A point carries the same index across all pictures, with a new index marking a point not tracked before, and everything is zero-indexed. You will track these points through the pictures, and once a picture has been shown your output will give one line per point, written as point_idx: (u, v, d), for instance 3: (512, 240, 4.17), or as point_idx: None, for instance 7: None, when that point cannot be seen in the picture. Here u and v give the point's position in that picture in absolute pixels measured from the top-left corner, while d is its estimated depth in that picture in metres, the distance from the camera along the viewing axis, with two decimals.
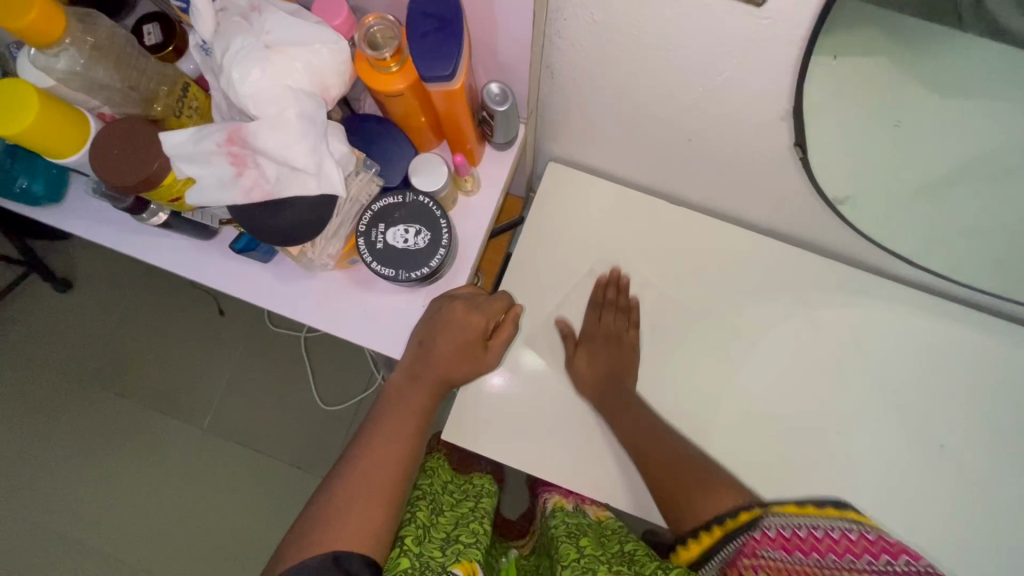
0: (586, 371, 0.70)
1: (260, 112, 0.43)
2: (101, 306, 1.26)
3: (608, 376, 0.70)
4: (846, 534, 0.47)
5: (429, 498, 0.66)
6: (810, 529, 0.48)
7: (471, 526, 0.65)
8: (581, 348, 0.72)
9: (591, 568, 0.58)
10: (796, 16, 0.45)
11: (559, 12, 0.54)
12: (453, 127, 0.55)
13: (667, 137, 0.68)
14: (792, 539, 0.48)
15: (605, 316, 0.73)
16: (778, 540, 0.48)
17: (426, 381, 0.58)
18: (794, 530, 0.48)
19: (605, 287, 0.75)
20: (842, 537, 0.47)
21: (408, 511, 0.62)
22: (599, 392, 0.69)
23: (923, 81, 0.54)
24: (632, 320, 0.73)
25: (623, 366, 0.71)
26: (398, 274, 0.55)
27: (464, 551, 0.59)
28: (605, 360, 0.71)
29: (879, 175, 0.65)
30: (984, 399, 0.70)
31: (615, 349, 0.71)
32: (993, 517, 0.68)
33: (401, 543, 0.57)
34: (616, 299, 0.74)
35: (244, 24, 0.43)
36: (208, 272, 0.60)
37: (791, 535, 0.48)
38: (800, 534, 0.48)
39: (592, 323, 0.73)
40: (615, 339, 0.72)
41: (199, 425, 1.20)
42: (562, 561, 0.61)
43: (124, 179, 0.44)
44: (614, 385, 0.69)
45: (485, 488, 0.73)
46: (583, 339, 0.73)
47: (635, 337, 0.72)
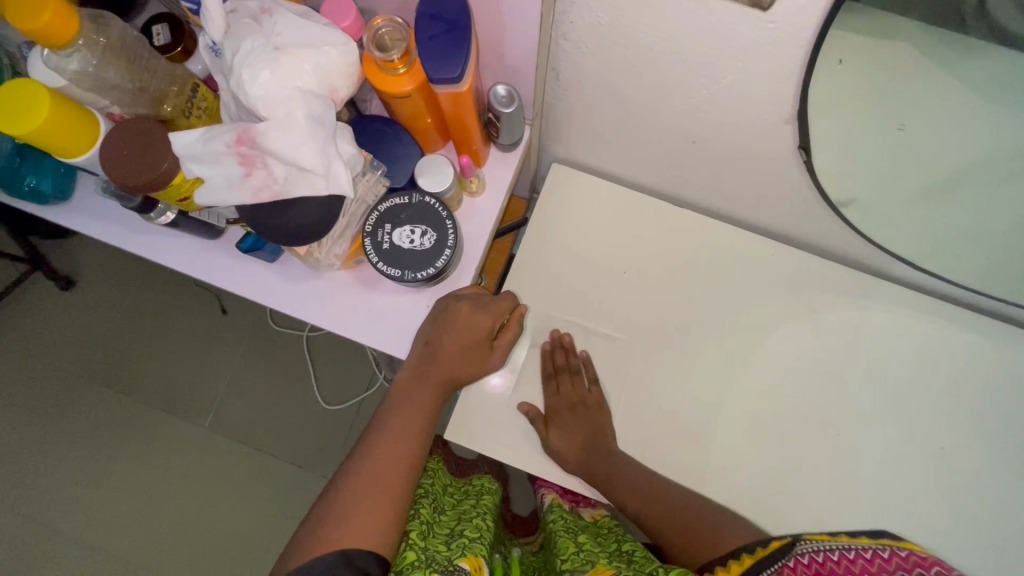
0: (567, 451, 0.68)
1: (269, 113, 0.43)
2: (104, 304, 1.26)
3: (587, 447, 0.68)
4: (880, 553, 0.44)
5: (430, 498, 0.66)
6: (843, 551, 0.45)
7: (474, 521, 0.64)
8: (553, 427, 0.69)
9: (593, 560, 0.58)
10: (801, 19, 0.46)
11: (565, 15, 0.55)
12: (459, 129, 0.56)
13: (671, 139, 0.69)
14: (826, 564, 0.45)
15: (563, 385, 0.71)
16: (812, 567, 0.45)
17: (432, 381, 0.59)
18: (827, 553, 0.45)
19: (552, 354, 0.73)
20: (876, 557, 0.44)
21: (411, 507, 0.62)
22: (585, 464, 0.68)
23: (927, 84, 0.54)
24: (589, 376, 0.72)
25: (598, 429, 0.69)
26: (404, 274, 0.55)
27: (469, 546, 0.58)
28: (578, 428, 0.69)
29: (883, 178, 0.66)
30: (985, 402, 0.71)
31: (584, 413, 0.70)
32: (993, 519, 0.68)
33: (407, 537, 0.57)
34: (567, 363, 0.72)
35: (254, 26, 0.43)
36: (215, 271, 0.61)
37: (825, 560, 0.45)
38: (833, 558, 0.45)
39: (552, 396, 0.71)
40: (581, 404, 0.70)
41: (201, 424, 1.21)
42: (562, 554, 0.61)
43: (136, 179, 0.45)
44: (597, 452, 0.68)
45: (484, 487, 0.75)
46: (552, 417, 0.70)
47: (598, 393, 0.71)
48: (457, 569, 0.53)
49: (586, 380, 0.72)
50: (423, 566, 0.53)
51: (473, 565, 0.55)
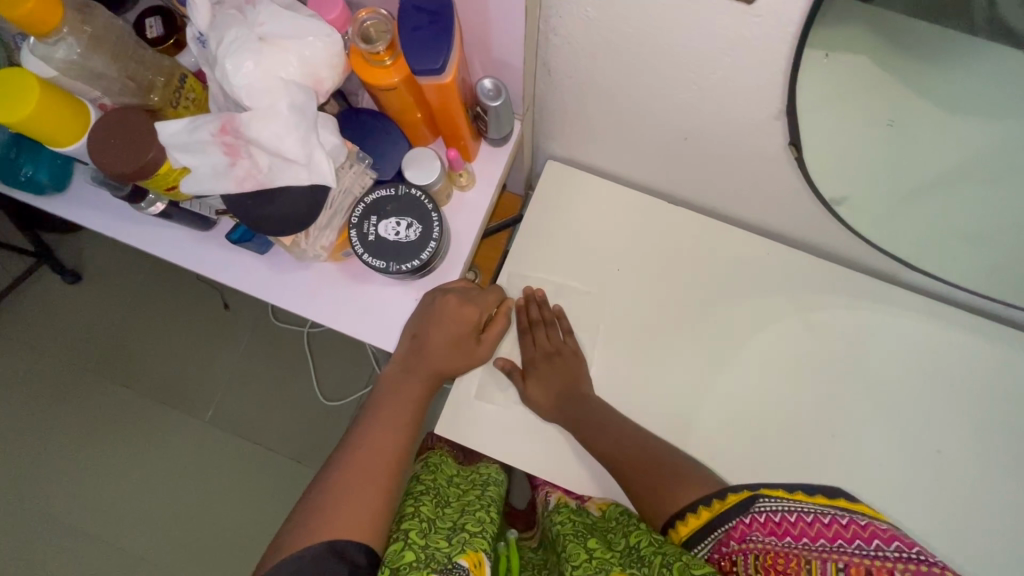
0: (543, 399, 0.69)
1: (253, 103, 0.44)
2: (108, 298, 1.28)
3: (563, 393, 0.69)
4: (836, 519, 0.51)
5: (432, 491, 0.65)
6: (799, 514, 0.53)
7: (477, 514, 0.63)
8: (530, 378, 0.70)
9: (606, 568, 0.55)
10: (785, 14, 0.45)
11: (553, 10, 0.55)
12: (447, 122, 0.56)
13: (664, 136, 0.68)
14: (779, 524, 0.52)
15: (538, 336, 0.72)
16: (766, 525, 0.53)
17: (420, 373, 0.59)
18: (781, 515, 0.53)
19: (526, 308, 0.73)
20: (832, 521, 0.51)
21: (413, 506, 0.60)
22: (562, 410, 0.68)
23: (919, 81, 0.54)
24: (564, 326, 0.73)
25: (573, 377, 0.70)
26: (389, 266, 0.55)
27: (470, 541, 0.56)
28: (554, 377, 0.70)
29: (876, 177, 0.65)
30: (982, 405, 0.70)
31: (559, 362, 0.71)
32: (990, 525, 0.67)
33: (405, 536, 0.55)
34: (541, 315, 0.72)
35: (239, 17, 0.44)
36: (206, 261, 0.61)
37: (779, 520, 0.53)
38: (786, 518, 0.53)
39: (528, 347, 0.72)
40: (556, 353, 0.71)
41: (201, 417, 1.22)
42: (569, 560, 0.58)
43: (120, 167, 0.45)
44: (573, 397, 0.69)
45: (490, 477, 0.74)
46: (528, 367, 0.71)
47: (573, 343, 0.72)
48: (456, 567, 0.51)
49: (562, 331, 0.73)
50: (422, 566, 0.51)
51: (472, 560, 0.53)
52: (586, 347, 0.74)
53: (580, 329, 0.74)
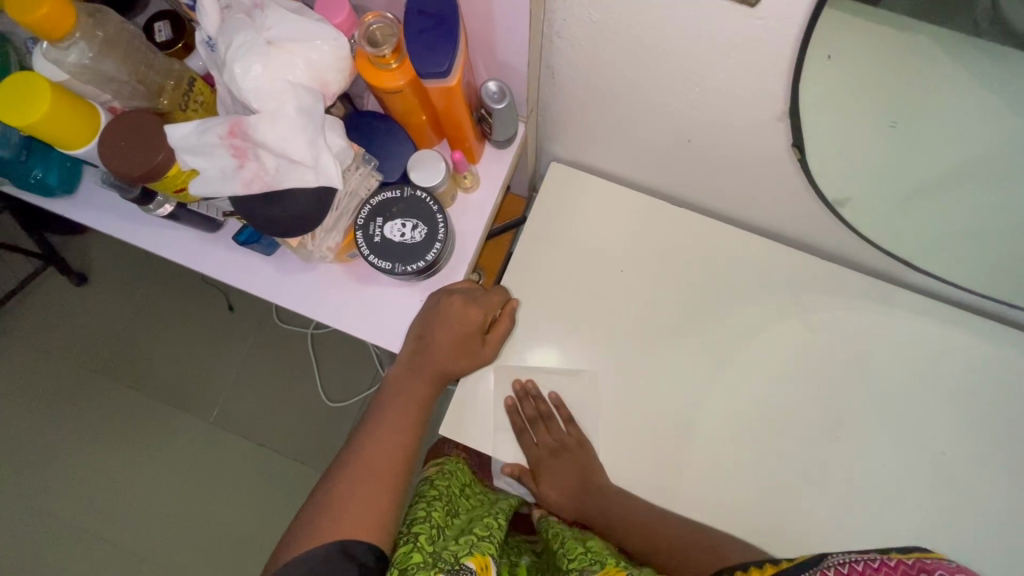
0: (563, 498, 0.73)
1: (260, 106, 0.44)
2: (114, 299, 1.29)
3: (580, 488, 0.72)
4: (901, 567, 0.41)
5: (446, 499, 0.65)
6: (867, 561, 0.42)
7: (486, 520, 0.64)
8: (542, 477, 0.74)
9: (602, 561, 0.59)
10: (789, 16, 0.45)
11: (557, 12, 0.55)
12: (452, 125, 0.56)
13: (667, 138, 0.69)
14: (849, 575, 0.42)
15: (540, 435, 0.72)
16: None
17: (425, 373, 0.59)
18: (853, 564, 0.42)
19: (519, 404, 0.72)
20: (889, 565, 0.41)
21: (424, 509, 0.61)
22: (579, 504, 0.72)
23: (919, 83, 0.54)
24: (563, 417, 0.72)
25: (582, 470, 0.71)
26: (395, 267, 0.56)
27: (478, 544, 0.57)
28: (567, 473, 0.72)
29: (879, 178, 0.65)
30: (986, 406, 0.70)
31: (569, 456, 0.72)
32: (994, 527, 0.66)
33: (414, 540, 0.56)
34: (539, 410, 0.72)
35: (247, 21, 0.44)
36: (213, 263, 0.62)
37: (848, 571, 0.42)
38: (857, 568, 0.42)
39: (533, 450, 0.72)
40: (562, 449, 0.72)
41: (206, 418, 1.23)
42: (567, 555, 0.61)
43: (130, 169, 0.46)
44: (591, 490, 0.71)
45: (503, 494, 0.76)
46: (538, 467, 0.74)
47: (576, 431, 0.72)
48: (462, 568, 0.52)
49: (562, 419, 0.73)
50: (429, 567, 0.52)
51: (480, 563, 0.54)
52: (591, 348, 0.73)
53: (584, 330, 0.74)
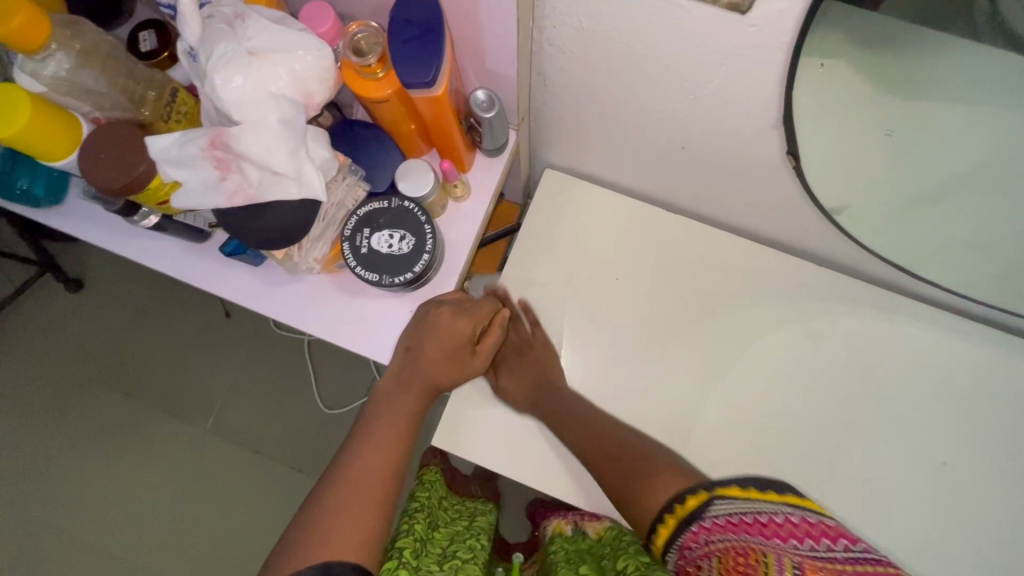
0: (516, 392, 0.71)
1: (243, 117, 0.44)
2: (108, 306, 1.28)
3: (537, 386, 0.70)
4: (789, 518, 0.45)
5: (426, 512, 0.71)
6: (754, 514, 0.47)
7: (468, 542, 0.70)
8: (503, 372, 0.72)
9: None
10: (782, 22, 0.44)
11: (547, 20, 0.54)
12: (440, 134, 0.55)
13: (661, 144, 0.68)
14: (737, 526, 0.47)
15: (506, 333, 0.74)
16: (725, 528, 0.47)
17: (415, 385, 0.58)
18: (739, 516, 0.47)
19: None
20: (785, 521, 0.45)
21: (408, 523, 0.66)
22: (536, 403, 0.70)
23: (915, 88, 0.53)
24: (529, 319, 0.73)
25: (543, 369, 0.71)
26: (382, 279, 0.55)
27: (461, 568, 0.63)
28: (526, 370, 0.71)
29: (876, 184, 0.64)
30: (988, 415, 0.68)
31: (530, 355, 0.72)
32: (996, 539, 0.65)
33: (399, 555, 0.59)
34: (506, 310, 0.74)
35: (228, 30, 0.43)
36: (201, 275, 0.61)
37: (736, 521, 0.47)
38: (745, 519, 0.47)
39: (497, 345, 0.73)
40: (526, 346, 0.72)
41: (202, 425, 1.22)
42: None
43: (111, 182, 0.45)
44: (548, 389, 0.70)
45: (477, 510, 0.82)
46: (501, 365, 0.73)
47: (542, 336, 0.73)
48: None
49: (528, 321, 0.74)
50: None
51: None
52: (585, 357, 0.72)
53: (578, 339, 0.73)
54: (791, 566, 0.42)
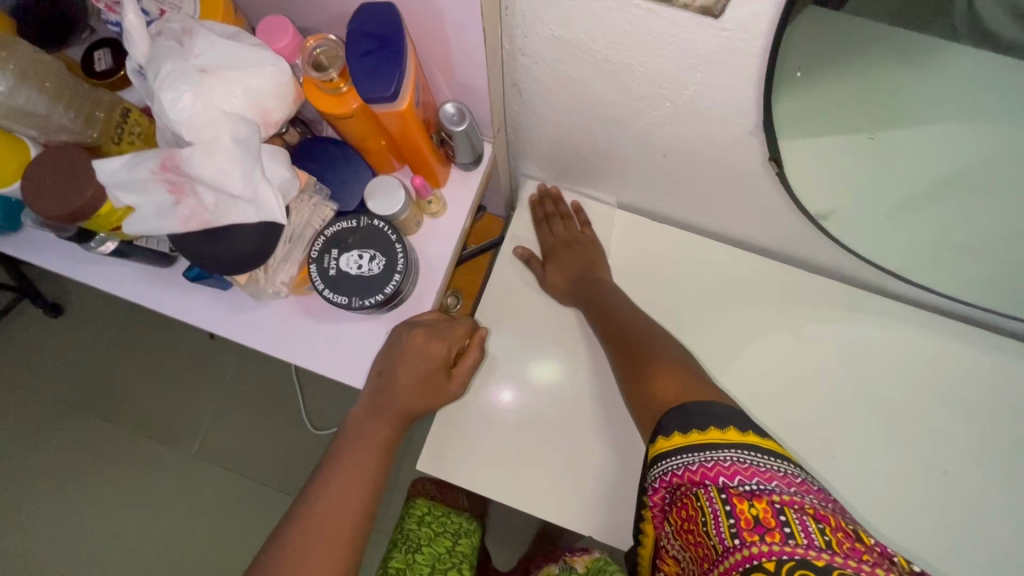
0: (561, 283, 0.72)
1: (194, 138, 0.41)
2: (86, 332, 1.23)
3: (580, 275, 0.72)
4: (688, 466, 0.48)
5: (403, 544, 0.75)
6: (663, 474, 0.50)
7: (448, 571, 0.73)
8: (550, 263, 0.73)
9: None
10: (756, 26, 0.42)
11: (517, 29, 0.52)
12: (409, 149, 0.54)
13: (642, 153, 0.66)
14: (664, 487, 0.50)
15: (555, 228, 0.77)
16: (659, 492, 0.50)
17: (388, 415, 0.56)
18: (658, 480, 0.50)
19: (541, 203, 0.79)
20: (686, 470, 0.48)
21: (385, 562, 0.73)
22: (578, 291, 0.71)
23: (896, 92, 0.51)
24: (581, 219, 0.77)
25: (591, 261, 0.73)
26: (352, 301, 0.53)
27: None
28: (573, 262, 0.73)
29: (862, 189, 0.63)
30: (986, 420, 0.66)
31: (577, 249, 0.74)
32: (1000, 548, 0.63)
33: None
34: (558, 209, 0.78)
35: (177, 47, 0.41)
36: (165, 302, 0.58)
37: (660, 484, 0.50)
38: (664, 480, 0.50)
39: (547, 240, 0.76)
40: (573, 242, 0.75)
41: (187, 451, 1.17)
42: None
43: (59, 209, 0.42)
44: (588, 280, 0.71)
45: (462, 527, 0.81)
46: (549, 255, 0.74)
47: (590, 233, 0.76)
48: None
49: (579, 223, 0.78)
50: None
51: None
52: (572, 370, 0.70)
53: (566, 353, 0.71)
54: (719, 498, 0.46)
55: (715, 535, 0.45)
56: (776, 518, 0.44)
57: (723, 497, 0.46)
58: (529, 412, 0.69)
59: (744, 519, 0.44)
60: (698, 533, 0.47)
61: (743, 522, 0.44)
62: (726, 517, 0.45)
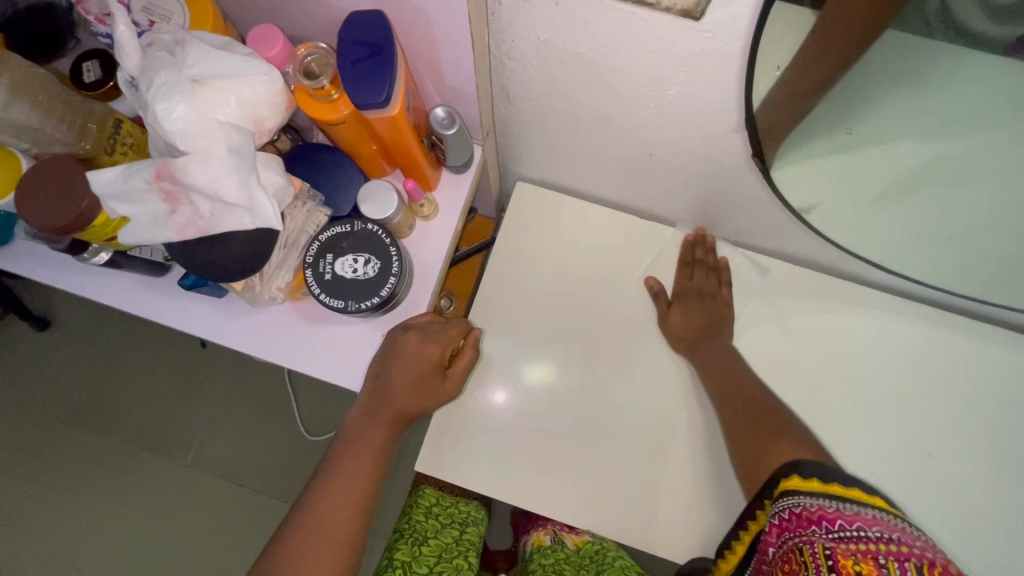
0: (683, 329, 0.71)
1: (188, 147, 0.42)
2: (76, 344, 1.22)
3: (705, 329, 0.71)
4: (815, 507, 0.53)
5: (410, 536, 0.76)
6: (790, 509, 0.55)
7: (454, 561, 0.74)
8: (676, 305, 0.73)
9: None
10: (736, 29, 0.44)
11: (504, 33, 0.53)
12: (402, 153, 0.54)
13: (630, 153, 0.67)
14: (783, 522, 0.55)
15: (696, 274, 0.75)
16: (774, 526, 0.55)
17: (384, 417, 0.56)
18: (779, 514, 0.55)
19: (694, 245, 0.77)
20: (812, 510, 0.53)
21: (389, 556, 0.73)
22: (698, 343, 0.71)
23: (872, 90, 0.53)
24: (725, 280, 0.75)
25: (716, 321, 0.72)
26: (348, 305, 0.53)
27: None
28: (699, 314, 0.72)
29: (843, 184, 0.65)
30: (965, 404, 0.69)
31: (710, 304, 0.73)
32: (980, 526, 0.66)
33: None
34: (705, 259, 0.76)
35: (169, 57, 0.42)
36: (160, 311, 0.59)
37: (780, 519, 0.55)
38: (784, 515, 0.55)
39: (683, 281, 0.75)
40: (709, 296, 0.74)
41: (182, 461, 1.16)
42: None
43: (53, 219, 0.42)
44: (710, 338, 0.71)
45: (471, 515, 0.83)
46: (675, 297, 0.73)
47: (727, 295, 0.74)
48: None
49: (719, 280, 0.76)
50: None
51: None
52: (568, 368, 0.71)
53: (560, 351, 0.72)
54: (824, 552, 0.50)
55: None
56: (880, 573, 0.48)
57: (827, 553, 0.50)
58: (526, 410, 0.70)
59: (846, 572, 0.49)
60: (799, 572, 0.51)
61: None
62: (827, 568, 0.49)
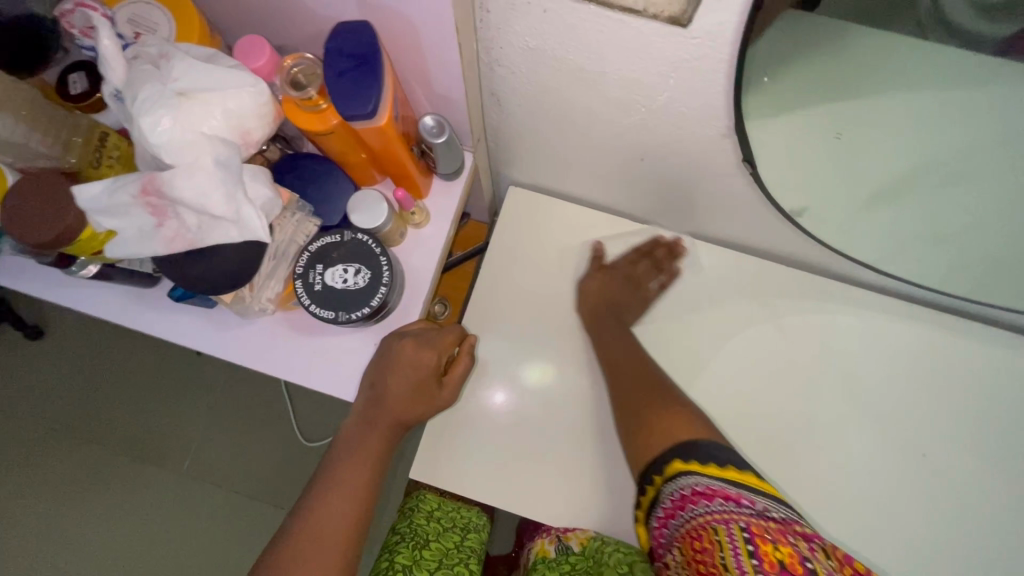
0: (590, 290, 0.73)
1: (174, 161, 0.42)
2: (69, 353, 1.21)
3: (613, 302, 0.73)
4: (718, 488, 0.50)
5: (411, 538, 0.75)
6: (692, 487, 0.52)
7: (456, 566, 0.74)
8: (603, 270, 0.74)
9: None
10: (722, 35, 0.44)
11: (492, 41, 0.53)
12: (391, 162, 0.54)
13: (621, 156, 0.67)
14: (685, 499, 0.52)
15: (641, 263, 0.75)
16: (676, 503, 0.52)
17: (381, 425, 0.56)
18: (681, 491, 0.52)
19: (661, 245, 0.76)
20: (713, 490, 0.50)
21: (389, 559, 0.73)
22: (597, 310, 0.72)
23: (860, 91, 0.53)
24: (664, 278, 0.74)
25: (621, 301, 0.73)
26: (339, 315, 0.53)
27: None
28: (615, 289, 0.73)
29: (833, 185, 0.65)
30: (960, 403, 0.69)
31: (631, 289, 0.74)
32: (976, 524, 0.66)
33: None
34: (662, 258, 0.75)
35: (154, 71, 0.42)
36: (150, 323, 0.58)
37: (680, 496, 0.52)
38: (685, 493, 0.52)
39: (625, 262, 0.75)
40: (633, 283, 0.74)
41: (177, 469, 1.16)
42: None
43: (40, 235, 0.41)
44: (613, 313, 0.72)
45: (473, 521, 0.82)
46: (606, 266, 0.75)
47: (653, 293, 0.74)
48: None
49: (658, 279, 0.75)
50: None
51: None
52: (562, 372, 0.71)
53: (554, 356, 0.72)
54: (741, 534, 0.47)
55: (733, 565, 0.46)
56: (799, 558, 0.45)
57: (745, 536, 0.47)
58: (520, 415, 0.70)
59: (768, 559, 0.45)
60: (710, 558, 0.48)
61: (767, 563, 0.45)
62: (747, 554, 0.46)
